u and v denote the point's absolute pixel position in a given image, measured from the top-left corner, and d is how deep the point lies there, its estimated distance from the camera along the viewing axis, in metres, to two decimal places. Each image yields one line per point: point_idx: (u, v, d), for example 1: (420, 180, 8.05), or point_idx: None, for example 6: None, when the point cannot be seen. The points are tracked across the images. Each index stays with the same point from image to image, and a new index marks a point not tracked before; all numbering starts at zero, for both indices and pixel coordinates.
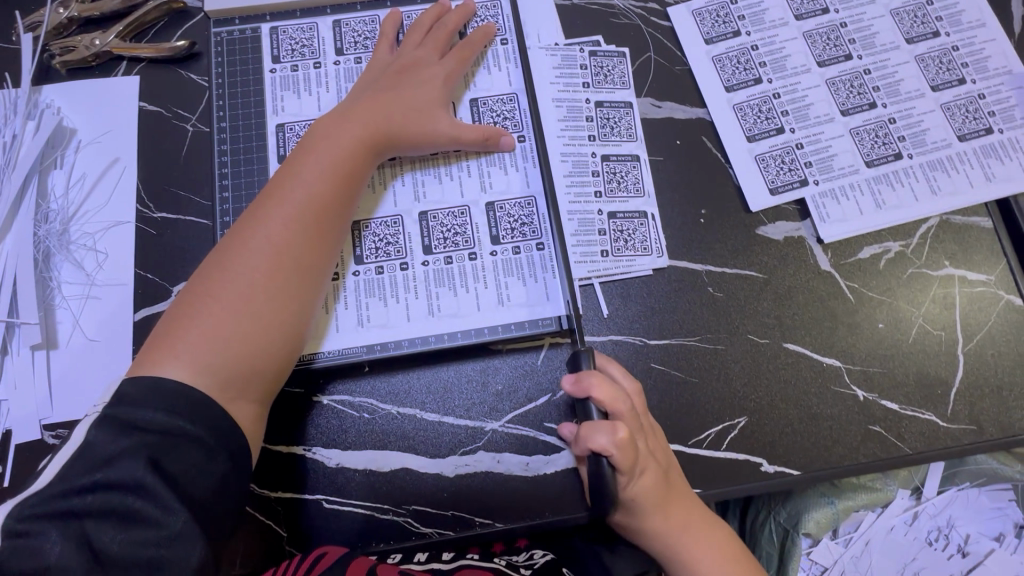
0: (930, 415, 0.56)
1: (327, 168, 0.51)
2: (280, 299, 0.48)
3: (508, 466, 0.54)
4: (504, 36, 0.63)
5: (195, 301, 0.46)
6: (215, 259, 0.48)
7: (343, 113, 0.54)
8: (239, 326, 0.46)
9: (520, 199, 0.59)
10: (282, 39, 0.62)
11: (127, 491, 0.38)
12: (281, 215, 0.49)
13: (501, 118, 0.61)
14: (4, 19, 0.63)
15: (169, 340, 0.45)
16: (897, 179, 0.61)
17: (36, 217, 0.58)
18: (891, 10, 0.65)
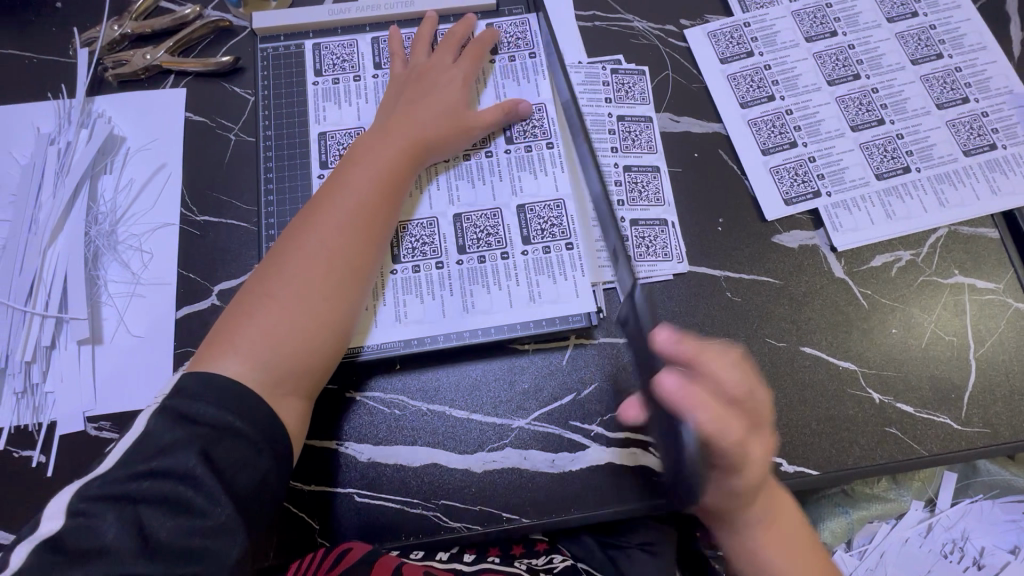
0: (945, 418, 0.58)
1: (374, 177, 0.54)
2: (332, 299, 0.50)
3: (534, 463, 0.56)
4: (533, 51, 0.67)
5: (250, 303, 0.49)
6: (269, 263, 0.51)
7: (384, 126, 0.58)
8: (293, 325, 0.48)
9: (550, 203, 0.61)
10: (324, 54, 0.66)
11: (178, 479, 0.40)
12: (333, 221, 0.52)
13: (530, 126, 0.64)
14: (63, 35, 0.68)
15: (227, 340, 0.47)
16: (907, 192, 0.64)
17: (87, 219, 0.61)
18: (896, 33, 0.69)
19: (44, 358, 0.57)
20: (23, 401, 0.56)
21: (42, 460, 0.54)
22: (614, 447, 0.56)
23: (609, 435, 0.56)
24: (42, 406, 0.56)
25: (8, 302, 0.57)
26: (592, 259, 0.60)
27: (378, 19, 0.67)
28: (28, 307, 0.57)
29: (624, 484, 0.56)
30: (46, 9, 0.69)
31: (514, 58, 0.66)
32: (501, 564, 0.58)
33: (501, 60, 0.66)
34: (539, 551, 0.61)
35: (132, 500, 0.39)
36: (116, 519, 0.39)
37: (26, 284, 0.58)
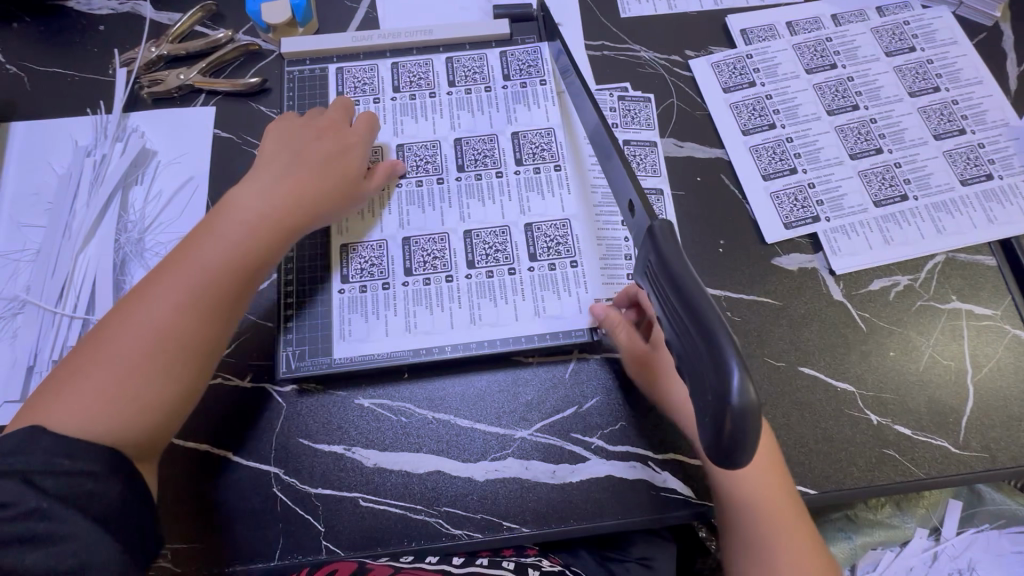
0: (943, 441, 0.58)
1: (227, 239, 0.53)
2: (163, 367, 0.48)
3: (536, 473, 0.57)
4: (544, 77, 0.70)
5: (82, 364, 0.48)
6: (108, 325, 0.50)
7: (252, 185, 0.57)
8: (113, 391, 0.47)
9: (557, 222, 0.64)
10: (346, 77, 0.70)
11: (30, 517, 0.40)
12: (174, 286, 0.51)
13: (539, 149, 0.67)
14: (104, 55, 0.72)
15: (48, 404, 0.46)
16: (905, 219, 0.66)
17: (117, 227, 0.64)
18: (894, 66, 0.72)
19: (70, 357, 0.59)
20: None
21: None
22: (614, 460, 0.57)
23: (609, 448, 0.58)
24: None
25: (38, 304, 0.61)
26: (598, 278, 0.62)
27: (399, 45, 0.71)
28: (58, 308, 0.60)
29: (623, 497, 0.56)
30: (90, 31, 0.74)
31: (526, 84, 0.70)
32: (488, 566, 0.58)
33: (514, 86, 0.70)
34: (528, 554, 0.61)
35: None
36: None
37: (58, 287, 0.61)
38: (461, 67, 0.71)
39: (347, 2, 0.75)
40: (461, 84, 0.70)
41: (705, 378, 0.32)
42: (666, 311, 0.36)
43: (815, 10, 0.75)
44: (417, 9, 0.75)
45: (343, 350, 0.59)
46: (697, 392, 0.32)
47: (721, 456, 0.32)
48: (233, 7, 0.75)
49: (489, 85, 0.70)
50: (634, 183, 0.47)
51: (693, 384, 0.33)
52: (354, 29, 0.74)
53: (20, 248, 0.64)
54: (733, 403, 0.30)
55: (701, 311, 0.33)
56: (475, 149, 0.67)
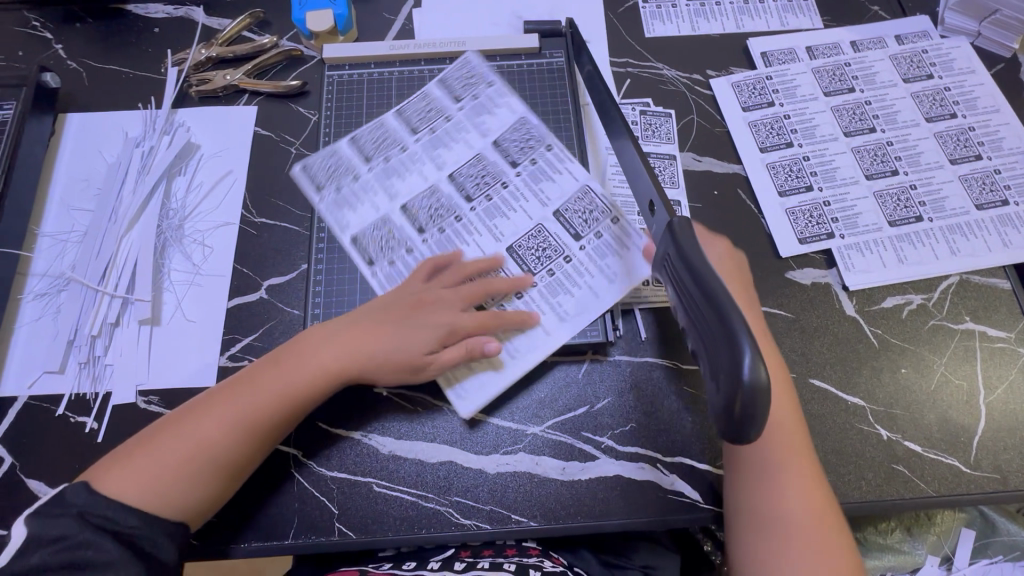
0: (953, 460, 0.59)
1: (294, 385, 0.56)
2: (192, 483, 0.51)
3: (546, 468, 0.58)
4: (488, 81, 0.72)
5: (154, 438, 0.53)
6: (189, 411, 0.54)
7: (353, 323, 0.59)
8: (153, 483, 0.50)
9: (578, 193, 0.66)
10: (316, 166, 0.69)
11: (74, 548, 0.46)
12: (236, 410, 0.54)
13: (524, 141, 0.69)
14: (158, 55, 0.77)
15: (107, 466, 0.51)
16: (919, 240, 0.67)
17: (160, 212, 0.68)
18: (912, 93, 0.74)
19: (108, 334, 0.62)
20: (84, 370, 0.61)
21: (95, 427, 0.59)
22: (623, 460, 0.58)
23: (620, 448, 0.59)
24: (101, 376, 0.61)
25: (82, 281, 0.64)
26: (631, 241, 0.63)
27: (433, 55, 0.75)
28: (101, 287, 0.64)
29: (631, 498, 0.57)
30: (146, 33, 0.79)
31: (479, 95, 0.72)
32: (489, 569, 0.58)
33: (468, 105, 0.71)
34: (530, 555, 0.60)
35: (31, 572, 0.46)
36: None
37: (102, 266, 0.64)
38: (419, 104, 0.72)
39: (386, 14, 0.80)
40: (423, 127, 0.71)
41: (717, 359, 0.33)
42: (683, 296, 0.38)
43: (835, 36, 0.78)
44: (451, 22, 0.79)
45: (469, 407, 0.59)
46: (710, 371, 0.34)
47: (732, 432, 0.33)
48: (279, 14, 0.80)
49: (445, 109, 0.71)
50: (655, 185, 0.49)
51: (707, 360, 0.34)
52: (391, 38, 0.78)
53: (68, 230, 0.67)
54: (744, 380, 0.31)
55: (716, 295, 0.34)
56: (470, 169, 0.68)
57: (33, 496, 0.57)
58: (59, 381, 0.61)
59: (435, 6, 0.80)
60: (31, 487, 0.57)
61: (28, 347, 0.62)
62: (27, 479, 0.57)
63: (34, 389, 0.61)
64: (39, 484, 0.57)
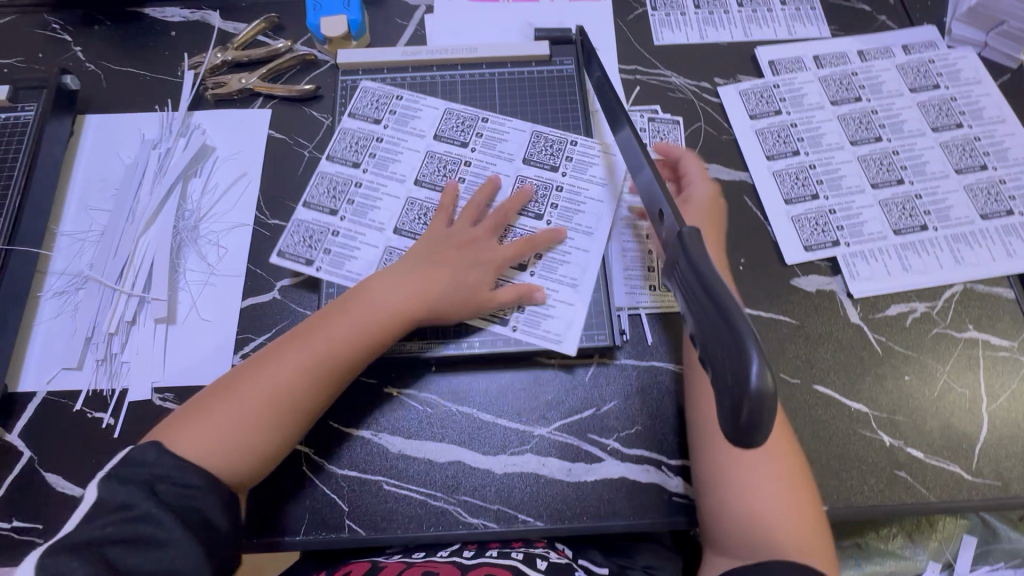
0: (955, 466, 0.59)
1: (348, 329, 0.57)
2: (267, 430, 0.53)
3: (552, 470, 0.59)
4: (397, 94, 0.74)
5: (220, 393, 0.54)
6: (253, 363, 0.56)
7: (403, 272, 0.61)
8: (221, 441, 0.51)
9: (531, 139, 0.71)
10: (296, 230, 0.67)
11: (139, 519, 0.45)
12: (294, 358, 0.55)
13: (458, 121, 0.72)
14: (174, 59, 0.79)
15: (168, 433, 0.52)
16: (924, 248, 0.67)
17: (176, 213, 0.69)
18: (918, 102, 0.75)
19: (124, 331, 0.64)
20: (101, 367, 0.63)
21: (112, 422, 0.61)
22: (628, 462, 0.59)
23: (625, 451, 0.60)
24: (118, 373, 0.63)
25: (100, 279, 0.65)
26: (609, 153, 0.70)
27: (445, 60, 0.76)
28: (118, 285, 0.65)
29: (636, 499, 0.58)
30: (163, 36, 0.80)
31: (391, 109, 0.73)
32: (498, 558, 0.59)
33: (390, 119, 0.72)
34: (535, 548, 0.61)
35: (98, 543, 0.44)
36: (84, 562, 0.43)
37: (119, 266, 0.66)
38: (348, 136, 0.72)
39: (398, 20, 0.81)
40: (364, 153, 0.71)
41: (723, 364, 0.33)
42: (690, 304, 0.38)
43: (842, 45, 0.79)
44: (462, 28, 0.80)
45: (572, 343, 0.62)
46: (718, 377, 0.34)
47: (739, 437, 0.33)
48: (293, 19, 0.81)
49: (372, 132, 0.72)
50: (666, 195, 0.49)
51: (712, 369, 0.35)
52: (403, 44, 0.79)
53: (86, 229, 0.69)
54: (753, 388, 0.31)
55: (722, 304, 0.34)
56: (430, 170, 0.70)
57: (51, 490, 0.58)
58: (77, 377, 0.62)
59: (448, 12, 0.81)
60: (49, 481, 0.59)
61: (48, 343, 0.64)
62: (46, 473, 0.59)
63: (52, 384, 0.62)
64: (56, 477, 0.59)
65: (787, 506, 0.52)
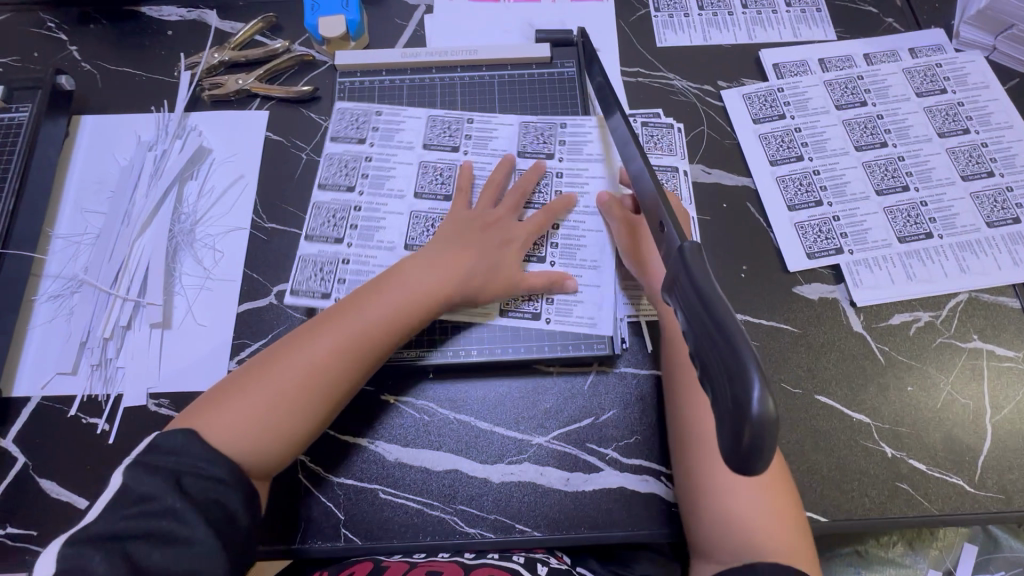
0: (957, 478, 0.59)
1: (380, 312, 0.57)
2: (299, 416, 0.52)
3: (549, 479, 0.59)
4: (375, 110, 0.71)
5: (249, 379, 0.53)
6: (281, 349, 0.55)
7: (428, 255, 0.61)
8: (253, 423, 0.50)
9: (521, 131, 0.71)
10: (303, 267, 0.64)
11: (160, 514, 0.44)
12: (326, 340, 0.54)
13: (446, 126, 0.71)
14: (171, 59, 0.78)
15: (197, 418, 0.50)
16: (928, 256, 0.66)
17: (172, 217, 0.68)
18: (924, 107, 0.74)
19: (119, 336, 0.63)
20: (96, 373, 0.62)
21: (106, 428, 0.60)
22: (627, 472, 0.59)
23: (624, 460, 0.59)
24: (112, 379, 0.62)
25: (95, 283, 0.64)
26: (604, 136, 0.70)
27: (444, 62, 0.75)
28: (113, 290, 0.64)
29: (633, 509, 0.58)
30: (160, 35, 0.79)
31: (374, 125, 0.71)
32: (500, 560, 0.56)
33: (376, 137, 0.70)
34: (537, 552, 0.57)
35: (118, 539, 0.43)
36: (104, 558, 0.42)
37: (114, 270, 0.65)
38: (334, 162, 0.69)
39: (398, 21, 0.80)
40: (355, 176, 0.68)
41: (720, 387, 0.31)
42: (687, 322, 0.36)
43: (848, 48, 0.77)
44: (463, 29, 0.79)
45: (607, 323, 0.63)
46: (715, 401, 0.32)
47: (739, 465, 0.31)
48: (291, 19, 0.80)
49: (359, 152, 0.70)
50: (665, 208, 0.46)
51: (711, 390, 0.32)
52: (402, 45, 0.78)
53: (81, 232, 0.68)
54: (753, 413, 0.29)
55: (722, 323, 0.32)
56: (426, 181, 0.69)
57: (45, 496, 0.58)
58: (72, 382, 0.62)
59: (448, 13, 0.80)
60: (43, 487, 0.58)
61: (42, 348, 0.63)
62: (40, 479, 0.58)
63: (46, 390, 0.62)
64: (50, 483, 0.58)
65: (766, 505, 0.50)
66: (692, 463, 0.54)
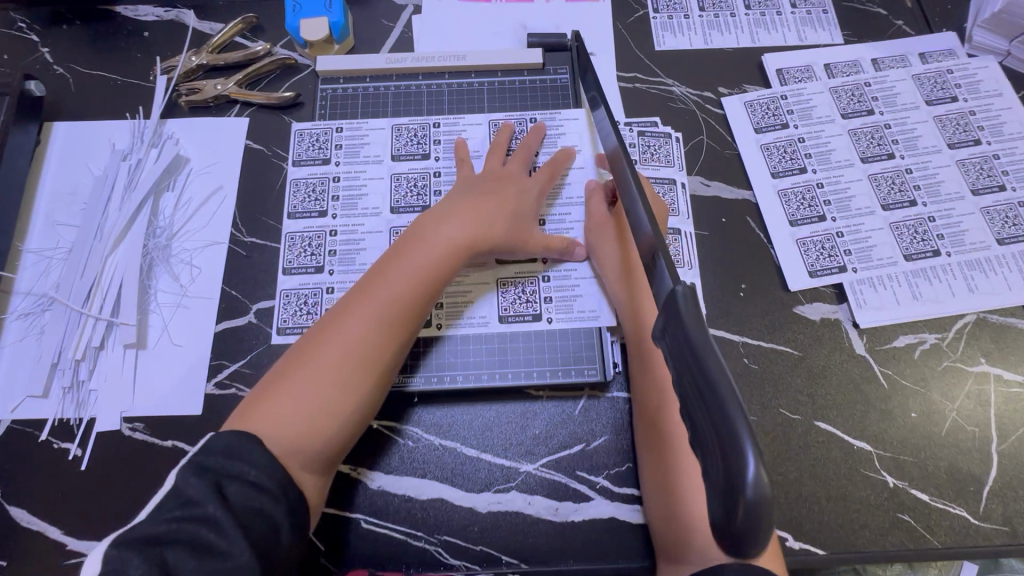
0: (961, 510, 0.56)
1: (411, 284, 0.54)
2: (345, 395, 0.50)
3: (538, 509, 0.57)
4: (335, 125, 0.70)
5: (288, 369, 0.50)
6: (313, 333, 0.52)
7: (444, 220, 0.58)
8: (306, 414, 0.48)
9: (489, 132, 0.69)
10: (288, 303, 0.63)
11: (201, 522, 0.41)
12: (357, 320, 0.52)
13: (413, 137, 0.69)
14: (146, 62, 0.75)
15: (246, 421, 0.48)
16: (935, 275, 0.64)
17: (146, 232, 0.66)
18: (934, 116, 0.70)
19: (92, 357, 0.61)
20: (68, 395, 0.60)
21: (79, 453, 0.58)
22: (619, 502, 0.57)
23: (615, 489, 0.57)
24: (85, 402, 0.60)
25: (66, 302, 0.62)
26: (587, 126, 0.69)
27: (431, 68, 0.72)
28: (85, 309, 0.62)
29: (624, 541, 0.56)
30: (136, 37, 0.76)
31: (338, 146, 0.69)
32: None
33: (342, 155, 0.69)
34: None
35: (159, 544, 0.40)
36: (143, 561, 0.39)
37: (86, 287, 0.62)
38: (300, 188, 0.68)
39: (384, 21, 0.76)
40: (326, 199, 0.67)
41: (710, 456, 0.29)
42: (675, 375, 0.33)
43: (855, 53, 0.74)
44: (452, 31, 0.75)
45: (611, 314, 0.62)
46: (704, 470, 0.29)
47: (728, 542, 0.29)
48: (273, 20, 0.77)
49: (325, 173, 0.68)
50: (659, 242, 0.44)
51: (700, 458, 0.30)
52: (388, 48, 0.75)
53: (53, 246, 0.65)
54: (746, 492, 0.27)
55: (713, 385, 0.29)
56: (401, 195, 0.67)
57: (17, 525, 0.56)
58: (43, 406, 0.60)
59: (438, 13, 0.76)
60: (13, 515, 0.56)
61: (11, 369, 0.61)
62: (8, 507, 0.56)
63: (17, 413, 0.59)
64: (21, 511, 0.56)
65: None
66: (663, 490, 0.52)
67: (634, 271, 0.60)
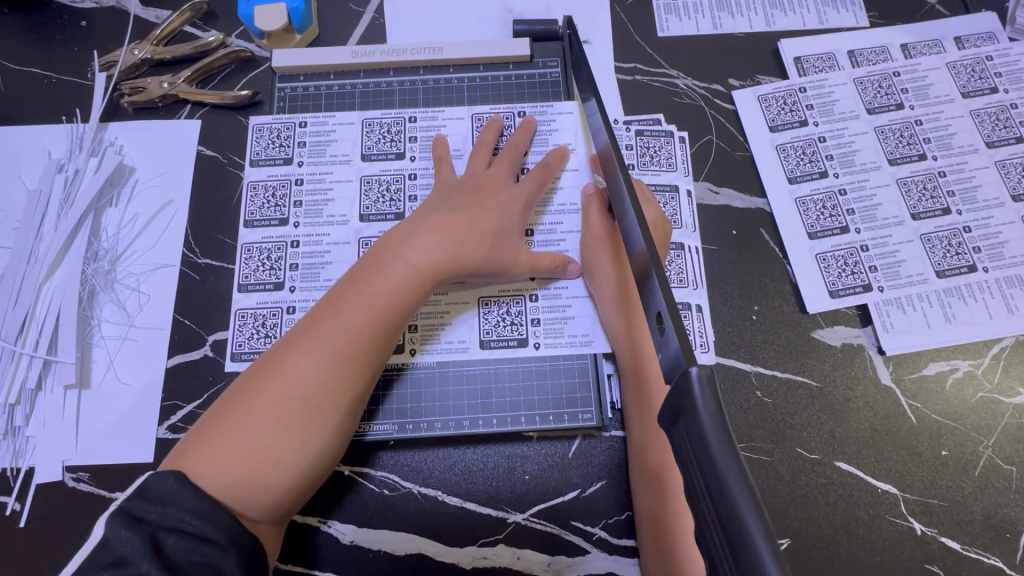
0: (996, 560, 0.51)
1: (385, 301, 0.48)
2: (307, 435, 0.44)
3: (529, 564, 0.51)
4: (298, 120, 0.62)
5: (237, 406, 0.43)
6: (267, 363, 0.45)
7: (420, 232, 0.51)
8: (264, 453, 0.42)
9: (472, 131, 0.62)
10: (246, 321, 0.56)
11: None
12: (322, 343, 0.45)
13: (385, 137, 0.61)
14: (84, 57, 0.66)
15: (190, 462, 0.41)
16: (970, 294, 0.57)
17: (85, 255, 0.58)
18: (971, 110, 0.63)
19: (29, 400, 0.54)
20: (3, 444, 0.54)
21: (17, 508, 0.52)
22: (618, 556, 0.51)
23: (613, 541, 0.51)
24: (22, 451, 0.54)
25: None
26: (581, 122, 0.61)
27: (404, 63, 0.64)
28: (18, 345, 0.55)
29: None
30: (72, 27, 0.67)
31: (299, 149, 0.61)
32: None
33: (304, 157, 0.61)
34: None
35: None
36: None
37: (18, 319, 0.55)
38: (258, 192, 0.60)
39: (351, 7, 0.67)
40: (286, 206, 0.59)
41: None
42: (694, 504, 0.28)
43: (882, 37, 0.66)
44: (428, 19, 0.67)
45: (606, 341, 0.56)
46: None
47: None
48: (226, 6, 0.68)
49: (286, 175, 0.60)
50: (664, 293, 0.36)
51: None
52: (356, 40, 0.66)
53: None
54: None
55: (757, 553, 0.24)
56: (370, 206, 0.60)
57: None
58: None
59: None
60: None
61: None
62: None
63: None
64: None
65: None
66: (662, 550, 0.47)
67: (633, 301, 0.53)
